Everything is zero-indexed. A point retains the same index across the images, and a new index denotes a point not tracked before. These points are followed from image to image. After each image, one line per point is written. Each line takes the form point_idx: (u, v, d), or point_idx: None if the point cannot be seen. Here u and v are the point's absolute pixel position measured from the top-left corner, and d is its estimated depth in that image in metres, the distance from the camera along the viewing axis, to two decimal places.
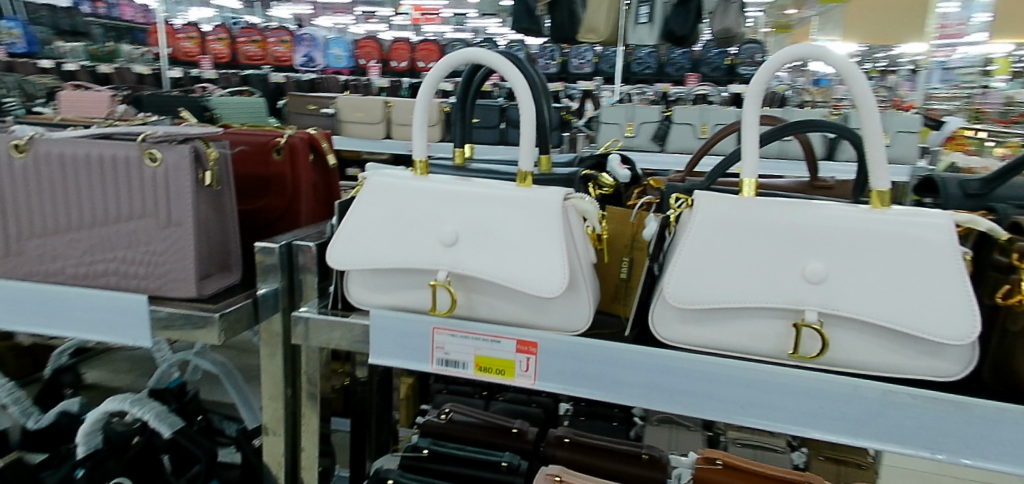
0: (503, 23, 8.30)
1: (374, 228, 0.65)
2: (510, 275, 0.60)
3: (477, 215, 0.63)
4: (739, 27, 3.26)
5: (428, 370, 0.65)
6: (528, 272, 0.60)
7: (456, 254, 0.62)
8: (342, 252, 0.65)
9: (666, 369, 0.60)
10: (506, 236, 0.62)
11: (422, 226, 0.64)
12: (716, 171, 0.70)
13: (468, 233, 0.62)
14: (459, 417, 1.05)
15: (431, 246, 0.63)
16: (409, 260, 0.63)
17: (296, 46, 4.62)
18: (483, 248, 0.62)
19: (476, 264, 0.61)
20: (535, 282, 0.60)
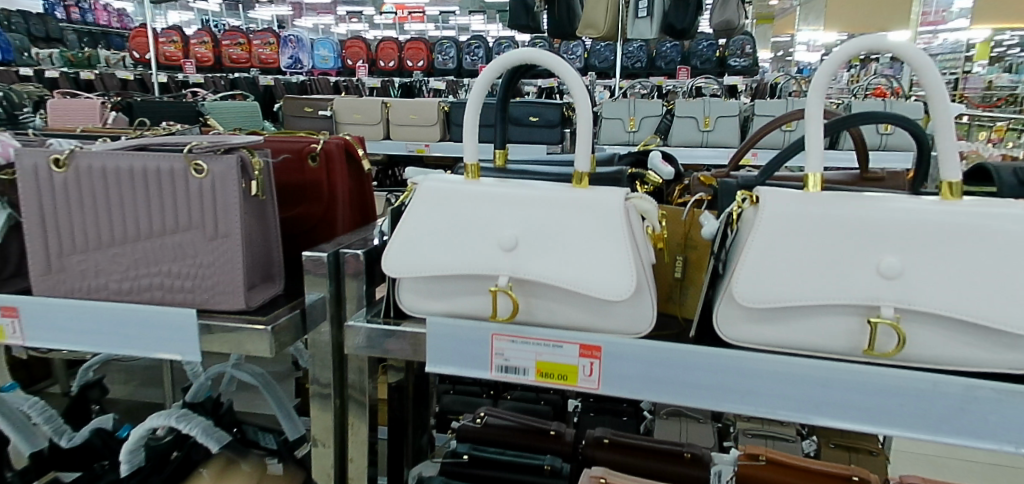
0: (486, 20, 8.27)
1: (426, 235, 0.63)
2: (576, 278, 0.59)
3: (537, 218, 0.61)
4: (740, 20, 3.27)
5: (487, 377, 0.63)
6: (594, 273, 0.58)
7: (518, 258, 0.60)
8: (393, 261, 0.63)
9: (739, 369, 0.58)
10: (569, 238, 0.60)
11: (479, 232, 0.62)
12: (772, 165, 0.69)
13: (529, 237, 0.60)
14: (494, 420, 1.02)
15: (491, 251, 0.61)
16: (467, 266, 0.61)
17: (282, 47, 4.56)
18: (544, 251, 0.60)
19: (538, 268, 0.60)
20: (603, 285, 0.58)
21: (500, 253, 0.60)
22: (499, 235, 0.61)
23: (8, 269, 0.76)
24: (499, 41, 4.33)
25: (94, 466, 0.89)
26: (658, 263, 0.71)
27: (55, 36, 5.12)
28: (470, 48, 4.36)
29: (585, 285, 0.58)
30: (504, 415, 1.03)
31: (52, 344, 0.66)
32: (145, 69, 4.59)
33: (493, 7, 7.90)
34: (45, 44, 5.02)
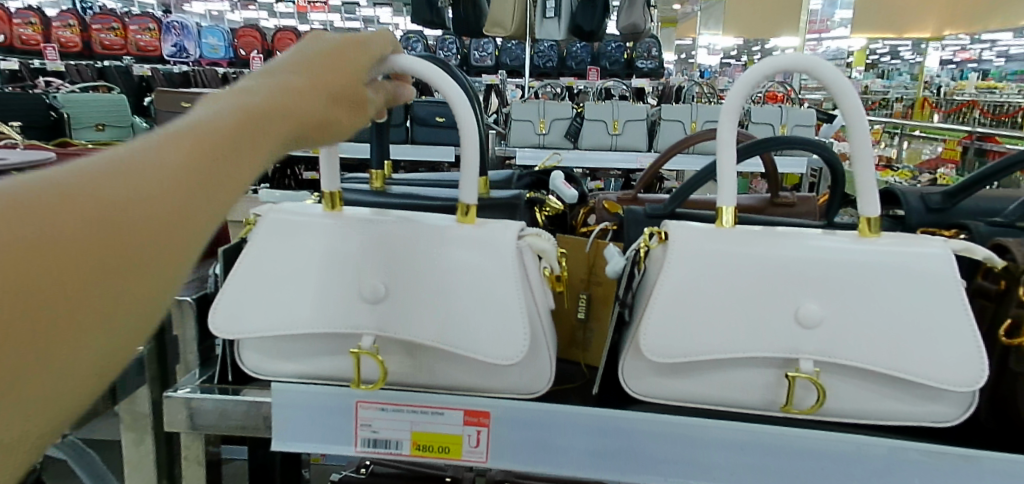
0: (393, 13, 8.03)
1: (271, 284, 0.52)
2: (457, 338, 0.49)
3: (411, 263, 0.51)
4: (646, 23, 3.29)
5: (352, 453, 0.52)
6: (481, 333, 0.49)
7: (384, 315, 0.50)
8: (229, 318, 0.52)
9: (648, 434, 0.51)
10: (450, 288, 0.50)
11: (336, 283, 0.51)
12: (682, 192, 0.62)
13: (397, 289, 0.50)
14: (381, 468, 0.87)
15: (352, 306, 0.50)
16: (322, 325, 0.51)
17: (164, 34, 4.16)
18: (419, 306, 0.50)
19: (411, 328, 0.50)
20: (490, 348, 0.49)
21: (363, 308, 0.50)
22: (362, 287, 0.50)
23: None
24: (404, 36, 4.17)
25: None
26: (558, 303, 0.63)
27: None
28: None
29: (469, 348, 0.49)
30: (392, 461, 0.89)
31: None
32: None
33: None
34: None
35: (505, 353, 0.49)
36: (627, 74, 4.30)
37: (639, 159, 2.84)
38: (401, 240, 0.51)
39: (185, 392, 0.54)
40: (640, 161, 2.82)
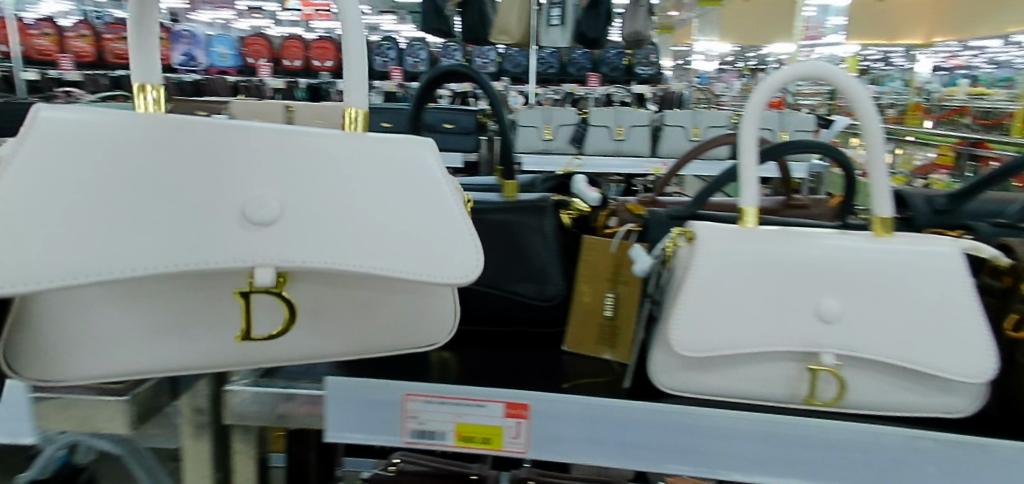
0: (397, 21, 8.18)
1: (106, 216, 0.43)
2: (375, 257, 0.48)
3: (299, 182, 0.48)
4: (649, 31, 3.32)
5: (400, 444, 0.55)
6: (403, 250, 0.49)
7: (283, 239, 0.46)
8: (45, 264, 0.41)
9: (679, 425, 0.53)
10: (353, 206, 0.49)
11: (204, 208, 0.45)
12: (702, 194, 0.65)
13: (290, 210, 0.47)
14: (409, 466, 0.91)
15: (231, 232, 0.45)
16: (199, 257, 0.44)
17: (174, 44, 4.28)
18: (325, 226, 0.48)
19: (317, 250, 0.47)
20: (414, 264, 0.49)
21: (246, 231, 0.46)
22: (242, 208, 0.46)
23: None
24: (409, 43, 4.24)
25: None
26: (586, 303, 0.66)
27: None
28: (380, 49, 4.33)
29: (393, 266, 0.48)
30: (421, 459, 0.92)
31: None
32: None
33: (402, 7, 7.80)
34: None
35: (440, 269, 0.50)
36: (627, 80, 4.36)
37: (642, 164, 2.89)
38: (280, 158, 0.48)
39: (237, 384, 0.57)
40: (643, 165, 2.88)
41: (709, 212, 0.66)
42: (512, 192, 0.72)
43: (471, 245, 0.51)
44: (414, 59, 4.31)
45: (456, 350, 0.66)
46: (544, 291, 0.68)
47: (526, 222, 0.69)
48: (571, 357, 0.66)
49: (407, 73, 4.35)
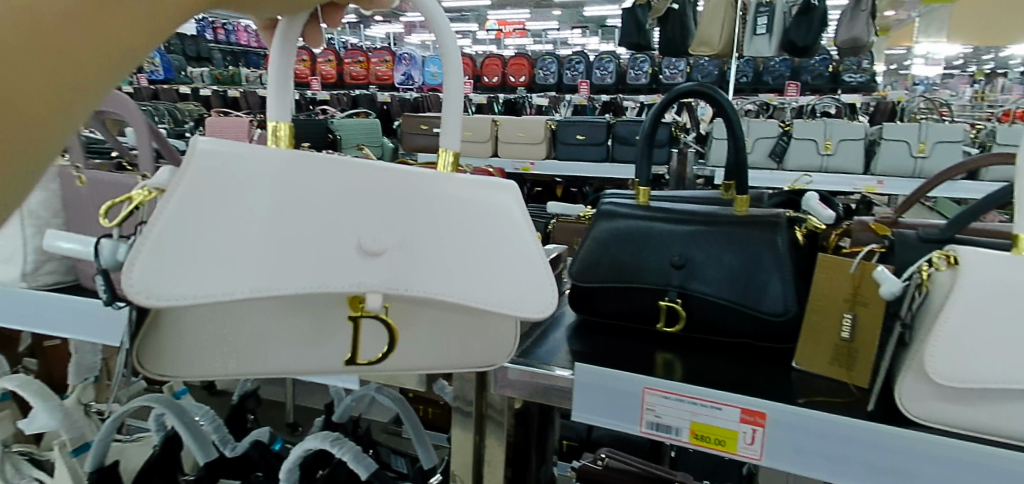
0: (585, 34, 8.47)
1: (242, 234, 0.43)
2: (467, 290, 0.51)
3: (408, 214, 0.49)
4: (868, 36, 3.06)
5: (636, 432, 0.62)
6: (488, 285, 0.52)
7: (394, 269, 0.48)
8: (199, 283, 0.41)
9: (931, 456, 0.52)
10: (452, 242, 0.51)
11: (329, 235, 0.46)
12: (960, 218, 0.62)
13: (401, 242, 0.49)
14: (615, 464, 0.96)
15: (350, 261, 0.47)
16: (326, 283, 0.46)
17: (397, 65, 4.79)
18: (425, 258, 0.50)
19: (420, 280, 0.49)
20: (498, 299, 0.52)
21: (363, 262, 0.47)
22: (361, 238, 0.47)
23: None
24: (599, 56, 4.34)
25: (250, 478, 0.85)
26: (823, 322, 0.65)
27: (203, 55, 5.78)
28: (570, 63, 4.49)
29: (491, 301, 0.52)
30: (626, 459, 0.97)
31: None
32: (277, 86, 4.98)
33: (590, 20, 8.08)
34: (194, 63, 5.69)
35: (519, 306, 0.53)
36: (833, 89, 4.07)
37: (853, 181, 2.66)
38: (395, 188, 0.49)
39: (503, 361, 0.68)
40: (853, 183, 2.65)
41: (968, 236, 0.62)
42: (743, 206, 0.75)
43: (550, 285, 0.55)
44: (601, 72, 4.41)
45: (683, 354, 0.70)
46: (777, 306, 0.68)
47: (762, 236, 0.71)
48: (801, 375, 0.65)
49: (595, 85, 4.43)
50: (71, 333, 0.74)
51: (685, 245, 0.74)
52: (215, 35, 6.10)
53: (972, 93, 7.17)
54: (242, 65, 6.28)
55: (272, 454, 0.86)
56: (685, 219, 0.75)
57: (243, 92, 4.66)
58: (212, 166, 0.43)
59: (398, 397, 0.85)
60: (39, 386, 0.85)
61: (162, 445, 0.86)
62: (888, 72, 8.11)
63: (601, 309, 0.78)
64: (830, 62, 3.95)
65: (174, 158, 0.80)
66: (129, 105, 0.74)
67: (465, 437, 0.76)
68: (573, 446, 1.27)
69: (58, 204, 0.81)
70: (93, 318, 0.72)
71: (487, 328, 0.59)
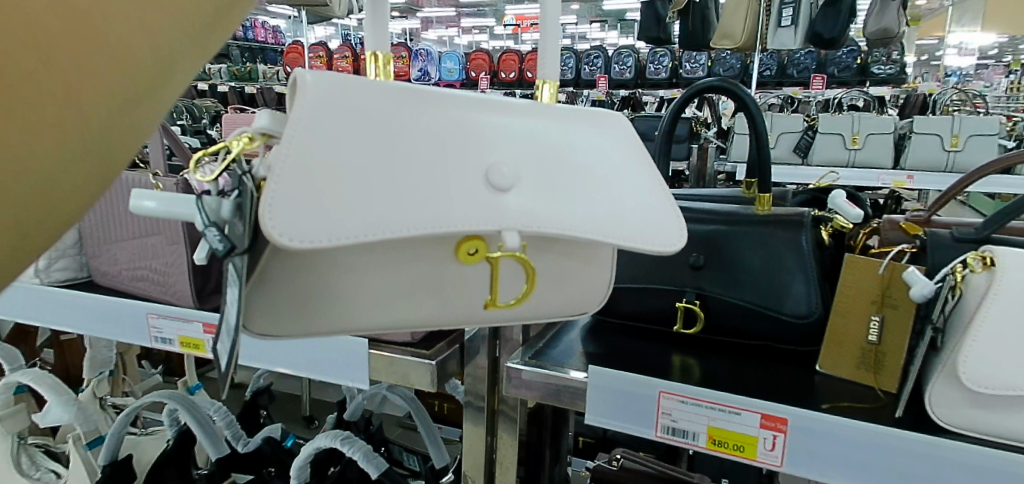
0: (603, 29, 8.50)
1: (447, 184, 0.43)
2: (596, 220, 0.47)
3: (531, 152, 0.46)
4: (900, 27, 2.98)
5: (652, 437, 0.60)
6: (592, 211, 0.47)
7: (522, 203, 0.45)
8: (335, 213, 0.39)
9: (962, 467, 0.49)
10: (542, 156, 0.47)
11: (456, 164, 0.43)
12: (998, 216, 0.59)
13: (522, 176, 0.45)
14: (630, 463, 0.94)
15: (477, 194, 0.43)
16: (461, 218, 0.42)
17: (413, 61, 4.88)
18: (559, 188, 0.46)
19: (552, 216, 0.45)
20: (622, 230, 0.47)
21: (491, 195, 0.44)
22: (483, 170, 0.44)
23: (211, 284, 0.75)
24: (618, 51, 4.33)
25: (263, 473, 0.87)
26: (846, 324, 0.63)
27: (222, 52, 6.13)
28: (588, 58, 4.49)
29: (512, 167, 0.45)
30: (643, 460, 0.95)
31: (251, 364, 0.68)
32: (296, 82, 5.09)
33: (609, 16, 8.17)
34: (213, 59, 6.03)
35: (650, 238, 0.49)
36: (860, 82, 3.99)
37: (880, 176, 2.58)
38: (536, 123, 0.48)
39: (515, 363, 0.66)
40: (881, 178, 2.56)
41: (1004, 235, 0.59)
42: (765, 204, 0.72)
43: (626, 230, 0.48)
44: (620, 67, 4.41)
45: (700, 356, 0.68)
46: (801, 309, 0.66)
47: (785, 237, 0.68)
48: (824, 379, 0.63)
49: (614, 80, 4.43)
50: (83, 327, 0.75)
51: (706, 245, 0.71)
52: (233, 31, 6.43)
53: (1008, 85, 7.21)
54: (261, 61, 6.55)
55: (283, 451, 0.88)
56: (706, 215, 0.73)
57: (259, 89, 4.76)
58: (330, 96, 0.41)
59: (410, 396, 0.85)
60: (53, 381, 0.86)
61: (175, 439, 0.86)
62: (917, 62, 8.08)
63: (619, 310, 0.76)
64: (858, 54, 3.88)
65: (183, 155, 0.80)
66: None
67: (478, 439, 0.75)
68: (590, 443, 1.26)
69: None
70: (107, 312, 0.73)
71: (593, 275, 0.55)
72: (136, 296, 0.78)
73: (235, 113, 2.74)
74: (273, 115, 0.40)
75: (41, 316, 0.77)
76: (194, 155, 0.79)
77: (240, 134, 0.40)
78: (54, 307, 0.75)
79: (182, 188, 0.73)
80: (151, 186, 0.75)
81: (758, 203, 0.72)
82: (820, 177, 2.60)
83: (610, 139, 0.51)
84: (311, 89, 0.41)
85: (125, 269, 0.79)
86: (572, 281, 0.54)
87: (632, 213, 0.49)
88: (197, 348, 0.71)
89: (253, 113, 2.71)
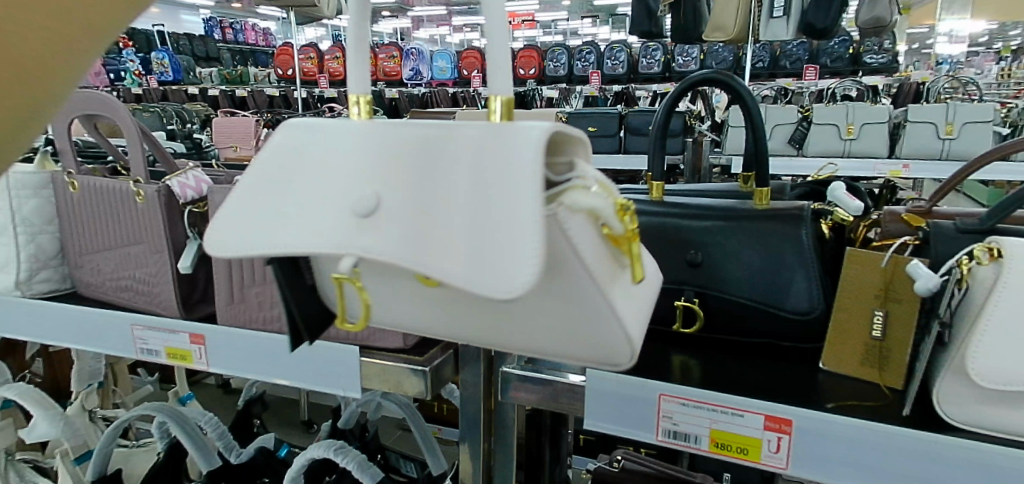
0: (594, 24, 8.55)
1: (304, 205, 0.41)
2: (443, 247, 0.36)
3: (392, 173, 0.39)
4: (892, 15, 2.96)
5: (653, 441, 0.58)
6: (469, 232, 0.35)
7: (380, 235, 0.37)
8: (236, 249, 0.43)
9: (970, 465, 0.48)
10: (408, 168, 0.38)
11: (330, 187, 0.40)
12: (1002, 206, 0.57)
13: (386, 190, 0.38)
14: (632, 465, 0.93)
15: (346, 226, 0.38)
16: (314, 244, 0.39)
17: (404, 60, 4.90)
18: (410, 224, 0.37)
19: (389, 248, 0.37)
20: (448, 259, 0.35)
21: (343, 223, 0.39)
22: (349, 206, 0.39)
23: (196, 294, 0.74)
24: (610, 46, 4.32)
25: None
26: (850, 319, 0.61)
27: (213, 56, 6.12)
28: (580, 54, 4.48)
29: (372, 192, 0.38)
30: (644, 461, 0.93)
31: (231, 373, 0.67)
32: (288, 85, 5.08)
33: (601, 11, 8.22)
34: (205, 63, 6.03)
35: (490, 279, 0.34)
36: (853, 71, 3.99)
37: (875, 166, 2.58)
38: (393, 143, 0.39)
39: (512, 368, 0.64)
40: (876, 168, 2.56)
41: (1010, 224, 0.57)
42: (764, 199, 0.70)
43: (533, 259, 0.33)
44: (612, 62, 4.38)
45: (700, 355, 0.66)
46: (801, 305, 0.64)
47: (784, 231, 0.67)
48: (828, 376, 0.61)
49: (607, 76, 4.41)
50: (66, 340, 0.73)
51: (704, 241, 0.70)
52: (224, 35, 6.46)
53: (1000, 71, 7.27)
54: (252, 64, 6.56)
55: (278, 461, 0.85)
56: (703, 209, 0.72)
57: (251, 92, 4.74)
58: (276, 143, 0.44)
59: (406, 402, 0.83)
60: (39, 395, 0.84)
61: (167, 453, 0.84)
62: (908, 49, 8.14)
63: None
64: (850, 44, 3.88)
65: (164, 160, 0.78)
66: (118, 107, 0.73)
67: (477, 448, 0.73)
68: (590, 443, 1.25)
69: (53, 212, 0.81)
70: (88, 324, 0.71)
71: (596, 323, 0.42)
72: (120, 307, 0.76)
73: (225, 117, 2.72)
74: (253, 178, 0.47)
75: (21, 330, 0.74)
76: (176, 161, 0.77)
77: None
78: (37, 320, 0.73)
79: (164, 195, 0.72)
80: (133, 195, 0.73)
81: (757, 197, 0.71)
82: (813, 169, 2.59)
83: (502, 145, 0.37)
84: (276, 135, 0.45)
85: (109, 280, 0.77)
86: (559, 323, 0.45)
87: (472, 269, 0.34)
88: (185, 360, 0.69)
89: (244, 117, 2.69)
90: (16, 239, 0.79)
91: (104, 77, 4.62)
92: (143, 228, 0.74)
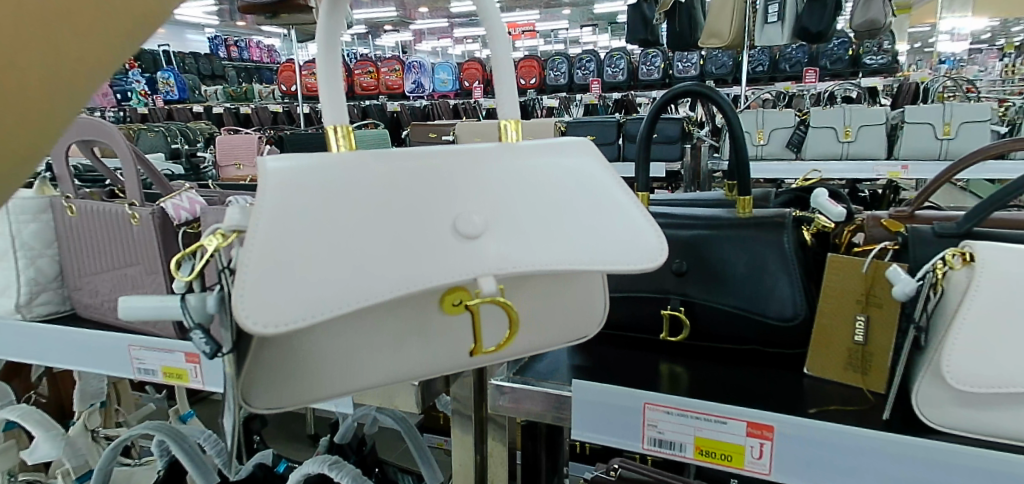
0: (594, 33, 8.57)
1: (390, 235, 0.43)
2: (574, 244, 0.48)
3: (490, 194, 0.48)
4: (886, 17, 2.97)
5: (639, 450, 0.59)
6: (586, 223, 0.50)
7: (494, 246, 0.46)
8: (296, 304, 0.39)
9: (951, 468, 0.48)
10: (503, 194, 0.49)
11: (422, 220, 0.45)
12: (978, 211, 0.58)
13: (492, 221, 0.47)
14: (629, 474, 0.93)
15: (451, 245, 0.45)
16: (433, 272, 0.43)
17: (407, 73, 4.96)
18: (531, 227, 0.48)
19: (524, 256, 0.46)
20: (590, 256, 0.48)
21: (461, 243, 0.45)
22: (453, 222, 0.46)
23: None
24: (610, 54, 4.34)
25: None
26: (833, 324, 0.62)
27: (218, 74, 6.20)
28: (580, 63, 4.51)
29: (473, 211, 0.47)
30: (641, 469, 0.94)
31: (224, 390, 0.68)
32: (291, 101, 5.13)
33: (603, 18, 8.28)
34: (210, 81, 6.10)
35: (629, 258, 0.49)
36: (853, 73, 3.99)
37: (874, 168, 2.56)
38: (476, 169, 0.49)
39: (501, 379, 0.66)
40: (874, 169, 2.55)
41: (985, 227, 0.58)
42: (747, 208, 0.71)
43: (652, 231, 0.52)
44: (612, 69, 4.38)
45: (687, 363, 0.67)
46: (785, 311, 0.65)
47: (767, 239, 0.67)
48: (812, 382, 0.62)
49: (607, 84, 4.43)
50: (65, 362, 0.74)
51: (688, 250, 0.70)
52: (228, 53, 6.54)
53: (1003, 69, 7.23)
54: (256, 81, 6.65)
55: (275, 475, 0.85)
56: (685, 219, 0.73)
57: (255, 108, 4.77)
58: (286, 181, 0.42)
59: (401, 416, 0.84)
60: (41, 416, 0.86)
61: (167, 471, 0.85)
62: (910, 49, 8.16)
63: (604, 320, 0.75)
64: (849, 46, 3.88)
65: (159, 183, 0.80)
66: (112, 132, 0.75)
67: (470, 459, 0.73)
68: (592, 453, 1.25)
69: (51, 236, 0.83)
70: (87, 346, 0.73)
71: (584, 296, 0.59)
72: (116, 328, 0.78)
73: (228, 135, 2.76)
74: (241, 212, 0.43)
75: (21, 352, 0.76)
76: (170, 182, 0.79)
77: (213, 231, 0.42)
78: (37, 343, 0.75)
79: (158, 217, 0.74)
80: (129, 217, 0.75)
81: (739, 206, 0.71)
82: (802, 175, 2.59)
83: (576, 162, 0.53)
84: (273, 176, 0.42)
85: (107, 301, 0.79)
86: (562, 313, 0.57)
87: (602, 247, 0.49)
88: (181, 378, 0.70)
89: (247, 134, 2.72)
90: (17, 264, 0.80)
91: (110, 98, 4.67)
92: (138, 250, 0.75)
